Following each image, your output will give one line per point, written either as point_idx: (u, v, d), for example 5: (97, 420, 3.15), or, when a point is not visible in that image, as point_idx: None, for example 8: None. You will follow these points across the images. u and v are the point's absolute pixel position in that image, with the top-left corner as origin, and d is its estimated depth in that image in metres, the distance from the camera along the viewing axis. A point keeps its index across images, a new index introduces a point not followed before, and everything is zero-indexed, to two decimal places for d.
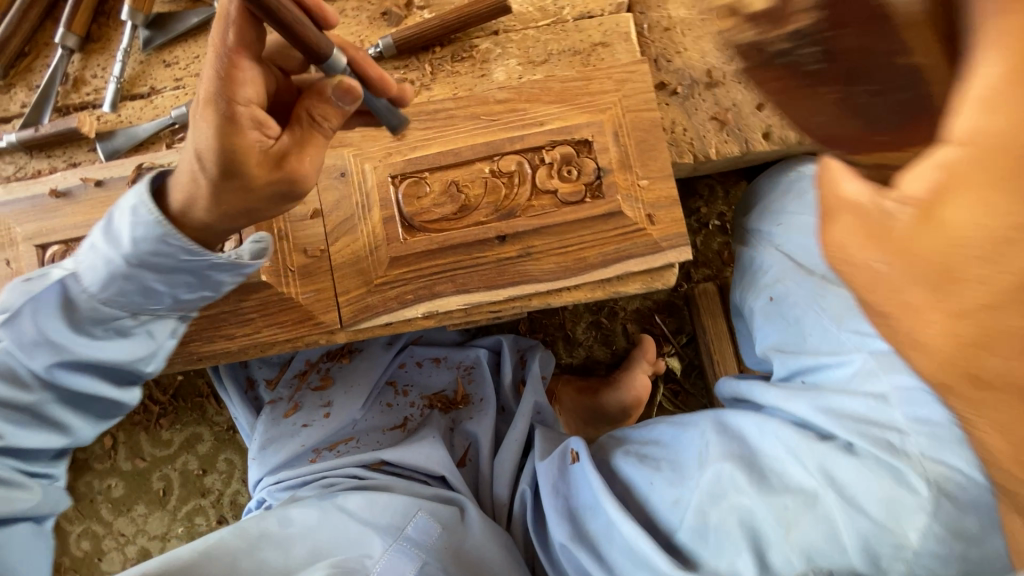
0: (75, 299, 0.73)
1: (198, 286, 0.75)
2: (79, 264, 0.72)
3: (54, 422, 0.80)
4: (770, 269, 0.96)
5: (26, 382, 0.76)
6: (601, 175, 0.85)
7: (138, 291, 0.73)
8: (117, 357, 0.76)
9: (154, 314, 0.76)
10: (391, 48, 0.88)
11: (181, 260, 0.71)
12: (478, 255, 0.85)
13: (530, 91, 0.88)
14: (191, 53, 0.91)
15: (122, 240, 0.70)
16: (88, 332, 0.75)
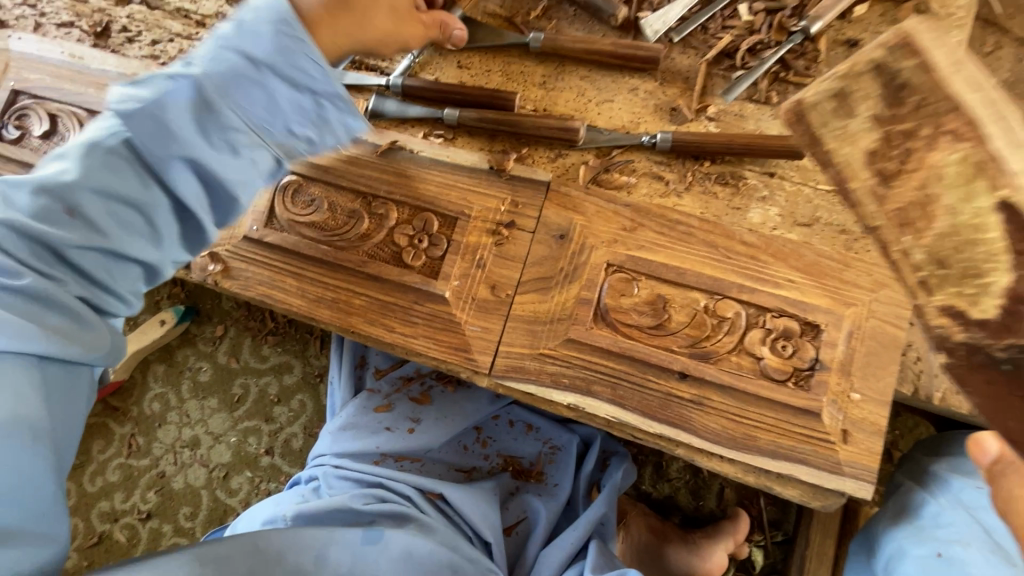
0: (210, 98, 0.62)
1: (312, 119, 0.69)
2: (197, 60, 0.64)
3: (154, 229, 0.66)
4: (947, 525, 0.82)
5: (144, 179, 0.64)
6: (815, 367, 0.78)
7: (264, 101, 0.65)
8: (235, 180, 0.66)
9: (270, 139, 0.67)
10: (667, 144, 0.86)
11: (315, 76, 0.65)
12: (649, 379, 0.81)
13: (780, 248, 0.82)
14: (484, 65, 0.95)
15: (288, 69, 0.64)
16: (208, 140, 0.63)
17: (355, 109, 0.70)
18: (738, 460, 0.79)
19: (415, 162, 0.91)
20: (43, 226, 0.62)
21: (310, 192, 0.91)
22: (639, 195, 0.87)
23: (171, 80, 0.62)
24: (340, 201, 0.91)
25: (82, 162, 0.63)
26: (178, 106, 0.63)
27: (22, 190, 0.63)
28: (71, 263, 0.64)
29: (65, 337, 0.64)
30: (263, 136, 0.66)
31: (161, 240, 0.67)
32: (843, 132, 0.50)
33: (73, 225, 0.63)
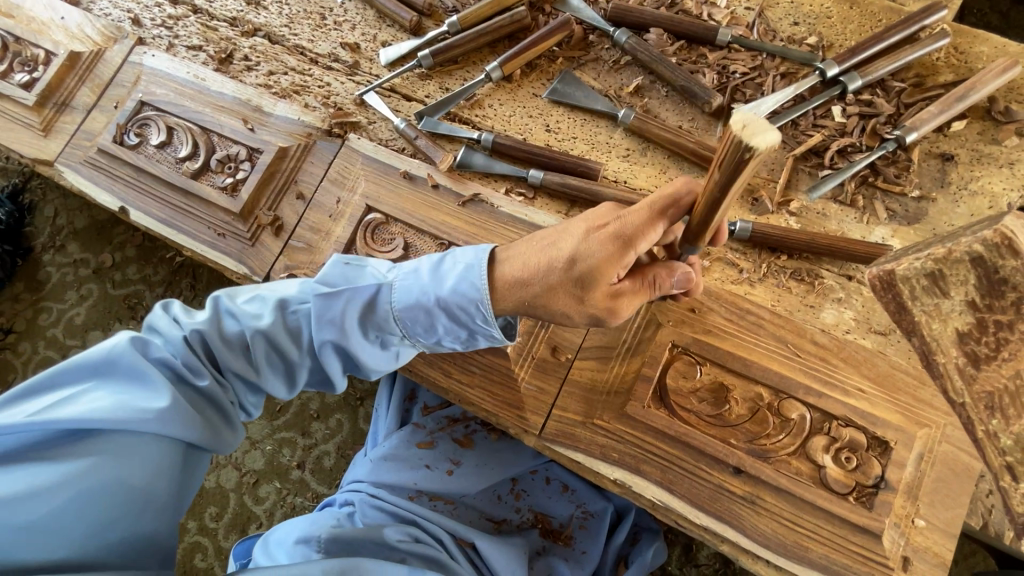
0: (379, 307, 0.85)
1: (461, 341, 0.86)
2: (396, 280, 0.86)
3: (290, 377, 0.90)
4: None
5: (298, 342, 0.87)
6: (880, 485, 0.75)
7: (424, 327, 0.84)
8: (372, 365, 0.88)
9: (416, 343, 0.87)
10: (745, 233, 0.86)
11: (474, 321, 0.82)
12: (702, 468, 0.79)
13: (852, 353, 0.81)
14: (572, 132, 0.99)
15: (455, 308, 0.81)
16: (364, 334, 0.86)
17: (501, 337, 0.84)
18: (786, 567, 0.77)
19: (495, 215, 0.95)
20: (226, 351, 0.84)
21: (391, 231, 0.96)
22: (709, 279, 0.88)
23: (363, 285, 0.85)
24: (418, 242, 0.95)
25: (272, 315, 0.85)
26: (332, 312, 0.83)
27: (230, 315, 0.86)
28: (231, 376, 0.86)
29: (212, 428, 0.85)
30: (413, 342, 0.87)
31: (293, 384, 0.91)
32: (935, 309, 0.64)
33: (240, 357, 0.86)
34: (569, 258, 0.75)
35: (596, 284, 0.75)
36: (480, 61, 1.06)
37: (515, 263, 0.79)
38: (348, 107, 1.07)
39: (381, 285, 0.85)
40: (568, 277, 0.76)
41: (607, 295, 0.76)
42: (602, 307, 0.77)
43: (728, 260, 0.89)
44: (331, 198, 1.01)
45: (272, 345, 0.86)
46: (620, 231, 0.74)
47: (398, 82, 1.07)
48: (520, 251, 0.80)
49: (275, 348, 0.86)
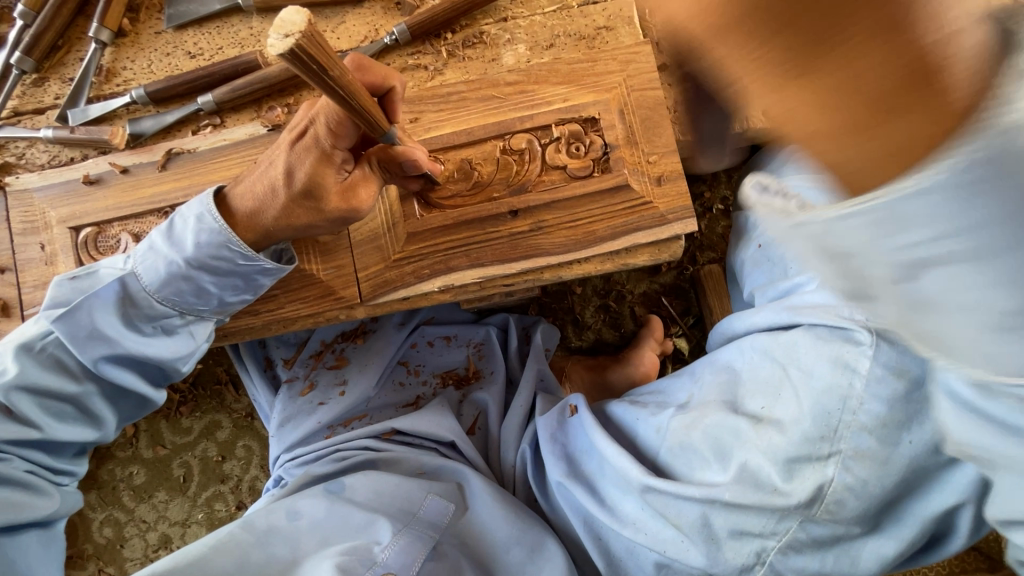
0: (133, 295, 0.82)
1: (243, 289, 0.84)
2: (135, 265, 0.81)
3: (87, 416, 0.87)
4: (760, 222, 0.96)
5: (69, 374, 0.83)
6: (607, 150, 0.89)
7: (189, 291, 0.82)
8: (165, 354, 0.85)
9: (197, 314, 0.85)
10: (405, 34, 0.92)
11: (237, 264, 0.81)
12: (491, 230, 0.89)
13: (538, 73, 0.92)
14: (215, 44, 0.96)
15: (209, 262, 0.80)
16: (138, 330, 0.84)
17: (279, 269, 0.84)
18: (591, 256, 0.90)
19: (198, 158, 0.92)
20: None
21: (111, 235, 0.90)
22: (407, 89, 0.94)
23: (102, 284, 0.81)
24: (142, 227, 0.90)
25: (18, 362, 0.80)
26: (87, 329, 0.81)
27: None
28: (12, 448, 0.82)
29: (20, 502, 0.83)
30: (195, 313, 0.85)
31: (99, 423, 0.88)
32: None
33: (9, 420, 0.81)
34: (287, 172, 0.78)
35: (324, 191, 0.78)
36: (84, 33, 0.97)
37: (249, 198, 0.81)
38: None
39: (124, 276, 0.81)
40: (295, 193, 0.78)
41: (340, 196, 0.80)
42: (341, 209, 0.80)
43: (413, 66, 0.95)
44: (32, 248, 0.91)
45: (39, 391, 0.82)
46: (318, 134, 0.76)
47: (16, 103, 0.96)
48: (253, 186, 0.81)
49: (43, 391, 0.82)
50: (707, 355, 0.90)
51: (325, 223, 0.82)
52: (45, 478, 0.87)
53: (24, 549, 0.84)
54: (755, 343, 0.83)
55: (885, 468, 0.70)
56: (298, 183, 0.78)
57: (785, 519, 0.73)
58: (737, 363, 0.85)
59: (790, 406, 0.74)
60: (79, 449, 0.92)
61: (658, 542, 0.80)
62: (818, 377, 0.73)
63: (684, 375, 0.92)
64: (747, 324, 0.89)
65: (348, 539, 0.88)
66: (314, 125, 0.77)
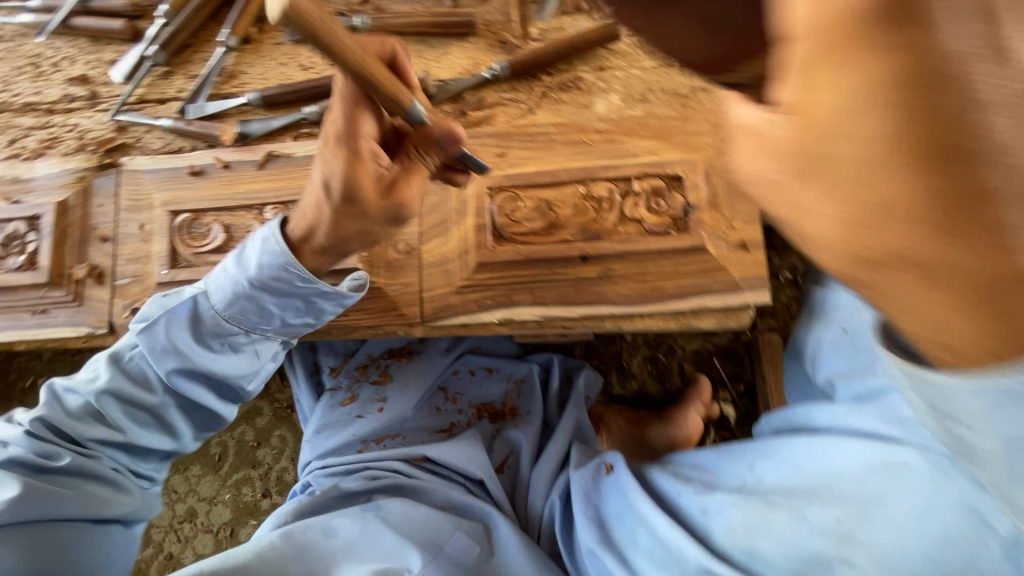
0: (201, 314, 0.86)
1: (304, 312, 0.87)
2: (208, 284, 0.86)
3: (165, 426, 0.91)
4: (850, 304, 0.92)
5: (151, 386, 0.88)
6: (687, 210, 0.88)
7: (255, 310, 0.86)
8: (227, 370, 0.89)
9: (262, 334, 0.89)
10: (505, 71, 0.96)
11: (295, 285, 0.83)
12: (558, 272, 0.89)
13: (628, 125, 0.93)
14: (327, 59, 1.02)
15: (274, 284, 0.83)
16: (207, 346, 0.87)
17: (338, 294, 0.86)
18: (655, 313, 0.89)
19: (294, 162, 0.97)
20: (74, 422, 0.86)
21: (204, 222, 0.96)
22: (498, 123, 0.96)
23: (180, 300, 0.86)
24: (233, 219, 0.95)
25: (111, 371, 0.86)
26: (166, 343, 0.85)
27: (75, 394, 0.87)
28: (99, 447, 0.88)
29: (106, 499, 0.87)
30: (261, 333, 0.89)
31: (176, 432, 0.93)
32: None
33: (97, 424, 0.87)
34: (325, 180, 0.74)
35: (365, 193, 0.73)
36: (213, 35, 1.05)
37: (302, 224, 0.82)
38: (108, 135, 1.03)
39: (197, 295, 0.86)
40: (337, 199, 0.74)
41: (382, 194, 0.75)
42: (387, 208, 0.76)
43: (507, 101, 0.98)
44: (132, 224, 0.98)
45: (124, 397, 0.87)
46: (343, 132, 0.71)
47: (143, 91, 1.04)
48: (306, 210, 0.80)
49: (126, 397, 0.87)
50: (766, 443, 0.86)
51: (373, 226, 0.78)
52: (130, 478, 0.91)
53: (110, 544, 0.87)
54: (843, 447, 0.76)
55: None
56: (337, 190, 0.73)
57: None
58: (802, 459, 0.79)
59: (884, 534, 0.67)
60: (162, 457, 0.96)
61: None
62: (936, 520, 0.64)
63: (738, 457, 0.88)
64: (830, 419, 0.82)
65: (378, 560, 0.89)
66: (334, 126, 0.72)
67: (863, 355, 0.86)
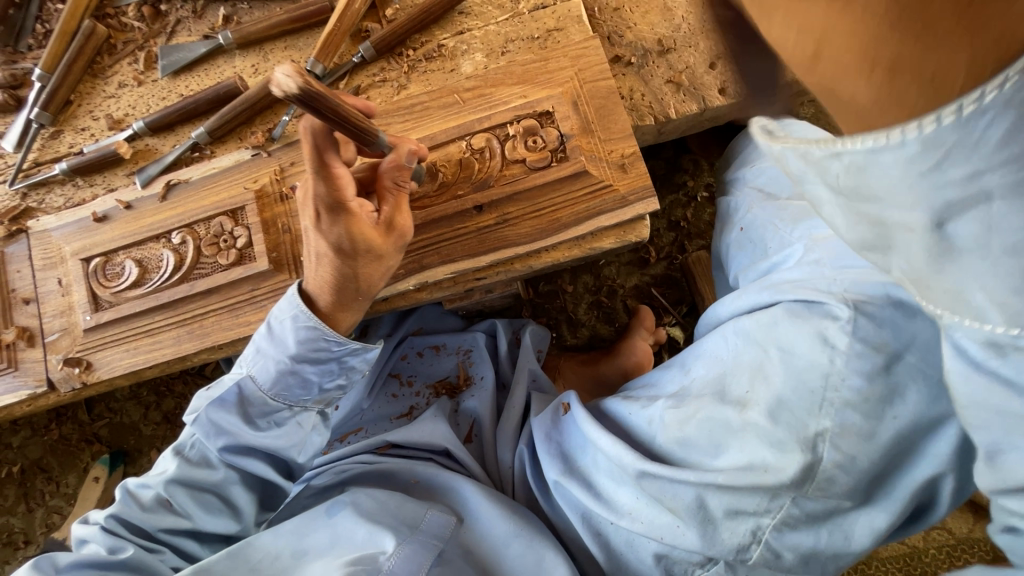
0: (249, 396, 0.89)
1: (338, 374, 0.92)
2: (251, 366, 0.89)
3: (231, 509, 0.94)
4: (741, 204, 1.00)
5: (213, 467, 0.91)
6: (564, 140, 0.92)
7: (292, 386, 0.89)
8: (283, 445, 0.92)
9: (304, 405, 0.92)
10: (371, 51, 0.99)
11: (333, 350, 0.88)
12: (459, 227, 0.93)
13: (494, 77, 0.97)
14: (203, 83, 1.06)
15: (311, 352, 0.87)
16: (254, 425, 0.90)
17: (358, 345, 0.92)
18: (557, 244, 0.93)
19: (192, 187, 1.00)
20: (148, 516, 0.88)
21: (117, 262, 0.98)
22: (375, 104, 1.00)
23: (230, 384, 0.89)
24: (144, 253, 0.98)
25: (175, 460, 0.90)
26: (275, 415, 0.92)
27: (146, 489, 0.89)
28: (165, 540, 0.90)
29: None
30: (302, 406, 0.93)
31: (240, 515, 0.95)
32: None
33: (167, 514, 0.89)
34: (336, 247, 0.82)
35: (370, 238, 0.82)
36: (92, 87, 1.08)
37: (323, 290, 0.87)
38: (12, 203, 1.06)
39: (241, 379, 0.89)
40: (351, 258, 0.84)
41: (384, 231, 0.84)
42: (394, 241, 0.85)
43: (379, 82, 1.02)
44: (51, 282, 1.01)
45: (190, 484, 0.89)
46: (331, 199, 0.81)
47: (37, 155, 1.07)
48: (313, 281, 0.87)
49: (193, 484, 0.90)
50: (694, 347, 0.88)
51: (386, 264, 0.86)
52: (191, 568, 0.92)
53: None
54: (741, 326, 0.79)
55: (870, 441, 0.66)
56: (348, 246, 0.82)
57: (779, 497, 0.70)
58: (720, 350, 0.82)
59: (766, 382, 0.71)
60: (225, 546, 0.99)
61: (653, 529, 0.78)
62: (800, 355, 0.69)
63: (677, 367, 0.89)
64: (736, 310, 0.86)
65: (352, 552, 0.88)
66: (319, 202, 0.81)
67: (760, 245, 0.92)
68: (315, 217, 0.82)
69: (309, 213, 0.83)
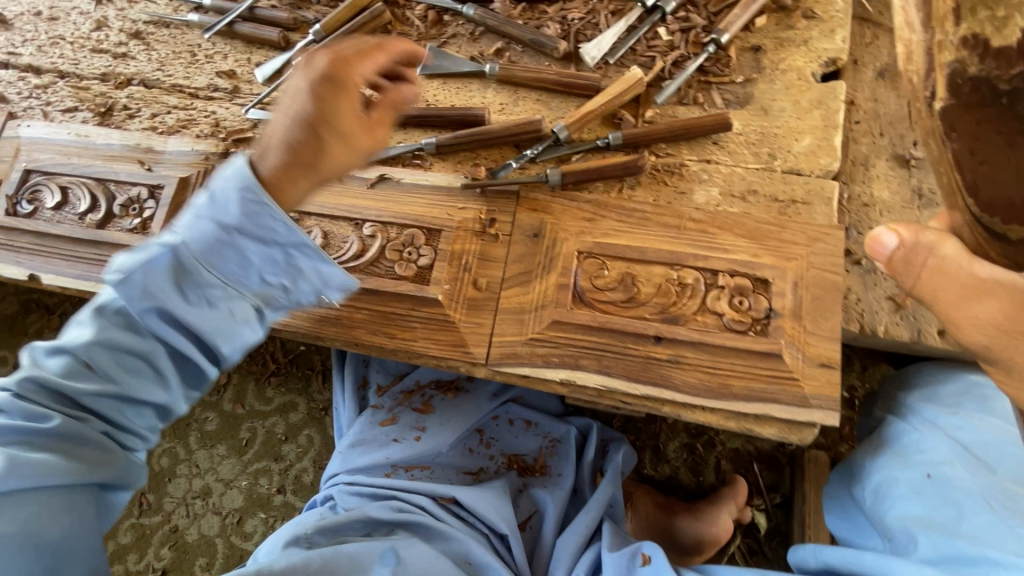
0: (184, 262, 0.70)
1: (282, 270, 0.76)
2: (186, 230, 0.72)
3: (160, 372, 0.73)
4: (929, 448, 0.94)
5: (138, 328, 0.72)
6: (770, 314, 0.89)
7: (236, 260, 0.73)
8: (206, 326, 0.72)
9: (241, 291, 0.74)
10: (618, 140, 1.00)
11: (284, 235, 0.74)
12: (630, 346, 0.90)
13: (724, 219, 0.95)
14: (449, 98, 1.09)
15: (256, 231, 0.72)
16: (184, 297, 0.71)
17: (322, 254, 0.78)
18: (717, 408, 0.88)
19: (399, 188, 1.03)
20: (62, 381, 0.69)
21: (305, 225, 1.02)
22: (597, 191, 1.01)
23: (153, 250, 0.70)
24: (332, 228, 1.01)
25: (93, 324, 0.71)
26: (208, 290, 0.72)
27: (51, 358, 0.71)
28: (94, 406, 0.71)
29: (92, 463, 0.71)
30: (238, 289, 0.74)
31: (168, 383, 0.73)
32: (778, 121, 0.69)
33: (91, 380, 0.70)
34: (319, 113, 0.75)
35: (346, 118, 0.77)
36: None
37: (276, 161, 0.75)
38: (239, 127, 1.12)
39: (173, 242, 0.71)
40: (322, 129, 0.76)
41: (361, 122, 0.79)
42: (373, 142, 0.82)
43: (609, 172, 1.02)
44: None
45: (113, 343, 0.70)
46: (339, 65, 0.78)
47: (279, 95, 1.14)
48: (270, 151, 0.76)
49: (117, 343, 0.70)
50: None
51: (348, 158, 0.79)
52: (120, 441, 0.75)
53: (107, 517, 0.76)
54: None
55: None
56: (341, 119, 0.77)
57: None
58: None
59: None
60: (160, 417, 0.78)
61: None
62: None
63: None
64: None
65: None
66: (332, 63, 0.78)
67: (946, 508, 0.88)
68: (318, 80, 0.77)
69: (316, 74, 0.77)
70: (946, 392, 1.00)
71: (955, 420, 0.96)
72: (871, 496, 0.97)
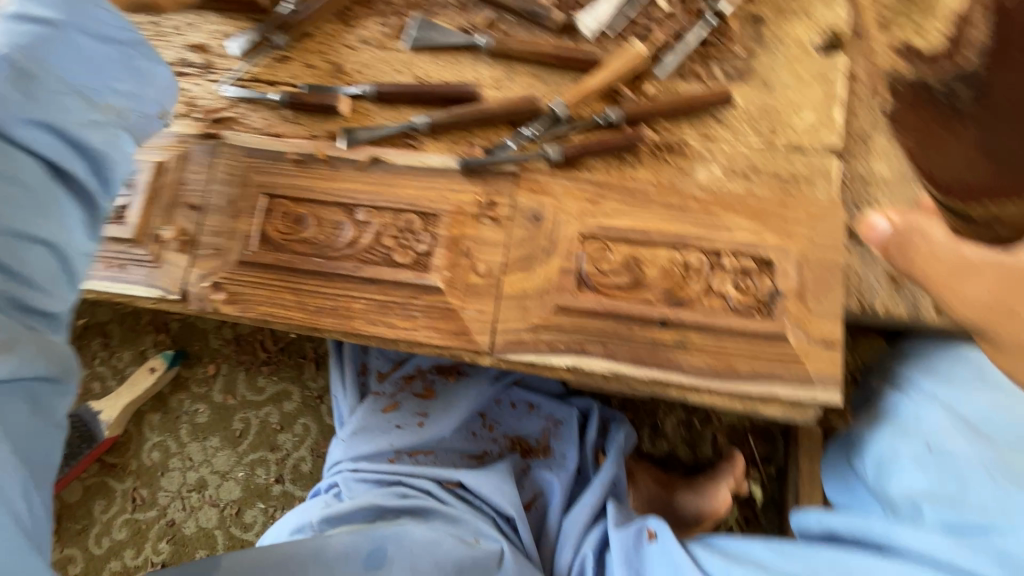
0: (18, 63, 0.65)
1: (139, 77, 0.78)
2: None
3: (45, 202, 0.66)
4: (927, 421, 0.97)
5: None
6: (774, 295, 0.89)
7: (77, 57, 0.71)
8: (76, 135, 0.69)
9: (98, 104, 0.72)
10: (619, 119, 0.97)
11: (122, 36, 0.76)
12: (636, 331, 0.89)
13: (727, 199, 0.93)
14: (440, 73, 1.04)
15: (93, 27, 0.72)
16: (28, 101, 0.64)
17: (156, 57, 0.81)
18: (723, 390, 0.88)
19: (392, 171, 0.98)
20: None
21: (294, 212, 0.97)
22: (598, 171, 0.98)
23: None
24: (323, 214, 0.97)
25: None
26: (59, 97, 0.67)
27: None
28: None
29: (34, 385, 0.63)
30: (88, 99, 0.71)
31: (55, 213, 0.67)
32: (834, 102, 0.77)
33: None
34: None
35: None
36: (335, 32, 1.08)
37: None
38: (216, 107, 1.06)
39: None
40: None
41: None
42: None
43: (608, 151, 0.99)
44: (224, 199, 1.00)
45: None
46: None
47: (257, 71, 1.07)
48: None
49: None
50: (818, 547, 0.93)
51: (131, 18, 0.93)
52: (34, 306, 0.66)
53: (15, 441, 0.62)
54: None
55: None
56: None
57: None
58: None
59: None
60: (66, 273, 0.70)
61: None
62: None
63: (793, 557, 0.92)
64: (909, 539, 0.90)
65: None
66: None
67: (950, 481, 0.93)
68: None
69: None
70: (940, 363, 1.02)
71: (954, 392, 0.98)
72: (870, 471, 1.02)
